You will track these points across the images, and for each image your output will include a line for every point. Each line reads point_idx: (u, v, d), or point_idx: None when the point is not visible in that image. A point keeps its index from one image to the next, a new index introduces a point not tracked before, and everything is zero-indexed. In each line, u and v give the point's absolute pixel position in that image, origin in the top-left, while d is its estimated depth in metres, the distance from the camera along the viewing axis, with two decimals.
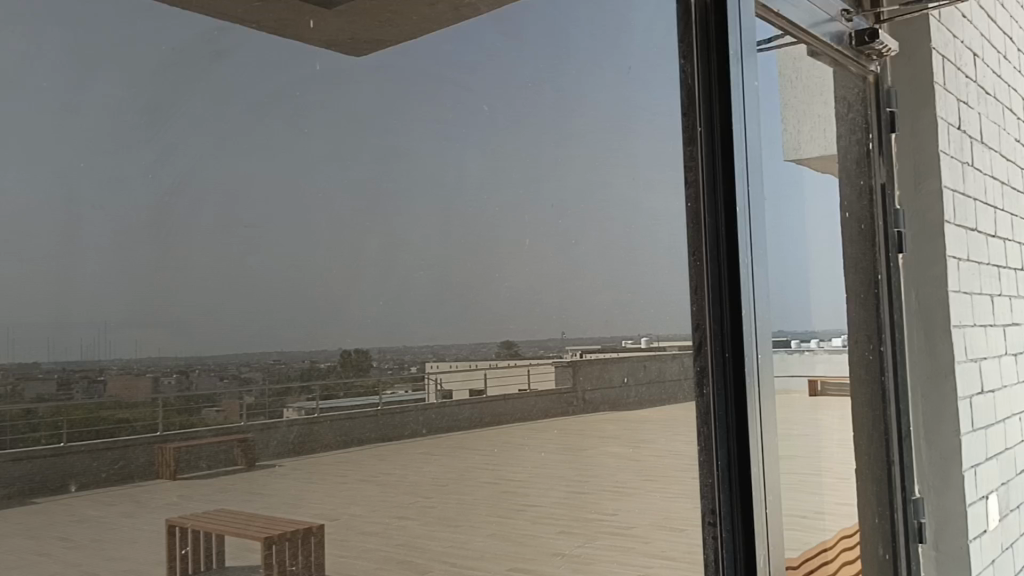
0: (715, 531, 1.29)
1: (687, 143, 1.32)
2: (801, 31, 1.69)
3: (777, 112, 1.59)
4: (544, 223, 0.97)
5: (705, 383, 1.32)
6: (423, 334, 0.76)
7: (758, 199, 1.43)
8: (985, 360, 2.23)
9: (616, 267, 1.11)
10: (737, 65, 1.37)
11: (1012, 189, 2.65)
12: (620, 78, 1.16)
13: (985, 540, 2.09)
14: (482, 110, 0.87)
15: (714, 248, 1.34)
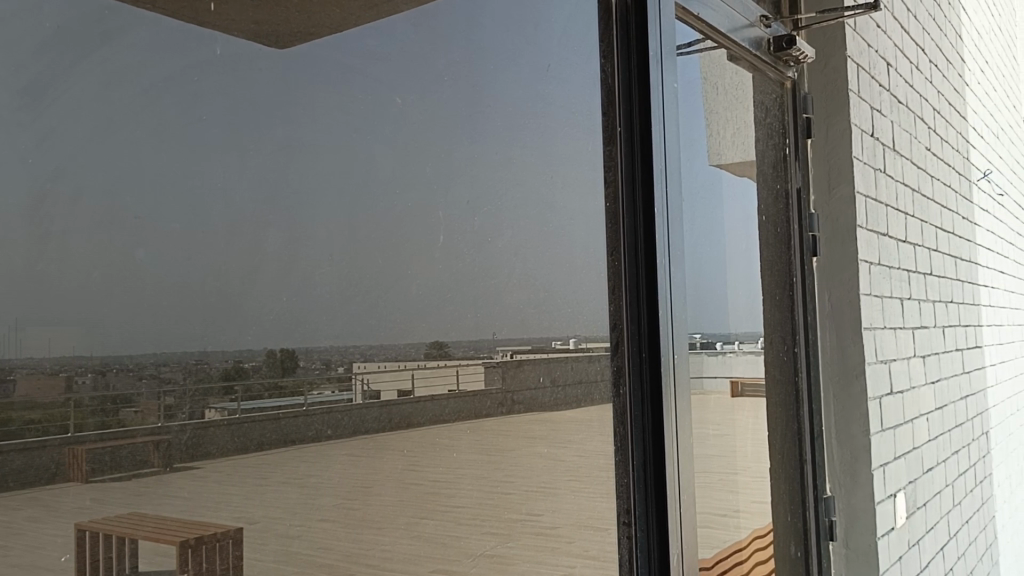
0: (630, 531, 1.31)
1: (607, 143, 1.32)
2: (721, 35, 1.73)
3: (700, 114, 1.63)
4: (455, 219, 0.96)
5: (622, 383, 1.32)
6: (327, 334, 0.75)
7: (675, 201, 1.46)
8: (894, 362, 2.35)
9: (532, 265, 1.11)
10: (654, 68, 1.39)
11: (922, 196, 2.79)
12: (538, 75, 1.15)
13: (891, 536, 2.19)
14: (392, 104, 0.86)
15: (632, 248, 1.35)
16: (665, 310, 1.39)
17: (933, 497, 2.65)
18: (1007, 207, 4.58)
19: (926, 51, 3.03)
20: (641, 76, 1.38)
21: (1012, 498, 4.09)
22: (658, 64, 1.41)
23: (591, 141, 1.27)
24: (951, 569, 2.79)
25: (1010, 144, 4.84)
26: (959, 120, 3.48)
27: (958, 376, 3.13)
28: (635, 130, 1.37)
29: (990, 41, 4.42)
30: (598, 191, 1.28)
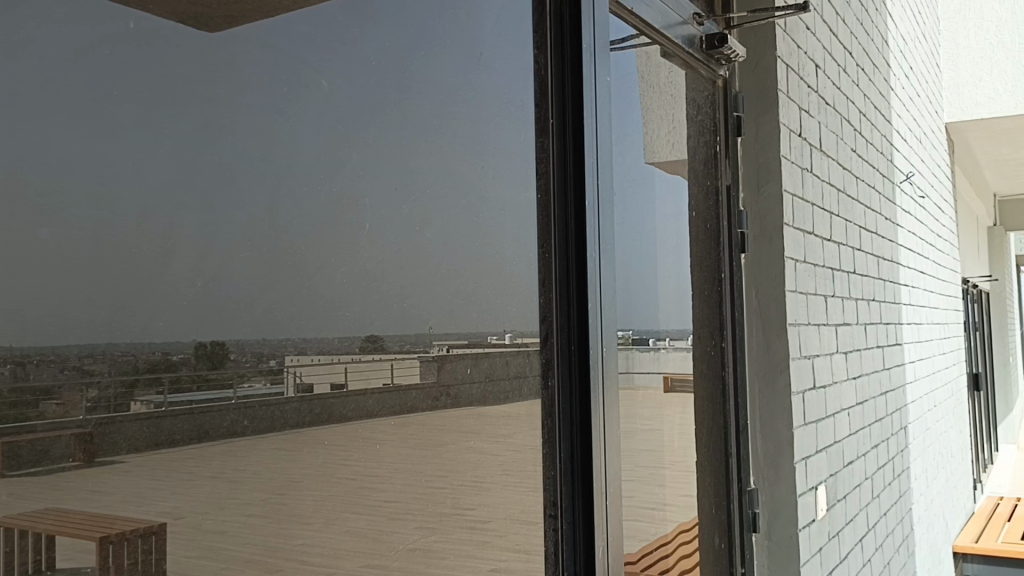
0: (556, 524, 1.30)
1: (540, 135, 1.32)
2: (656, 32, 1.74)
3: (635, 111, 1.65)
4: (383, 207, 0.95)
5: (550, 375, 1.32)
6: (246, 320, 0.73)
7: (606, 194, 1.47)
8: (817, 357, 2.42)
9: (461, 255, 1.10)
10: (586, 61, 1.40)
11: (847, 197, 2.87)
12: (470, 64, 1.15)
13: (812, 528, 2.25)
14: (319, 87, 0.85)
15: (563, 241, 1.35)
16: (594, 303, 1.39)
17: (853, 490, 2.72)
18: (928, 209, 4.74)
19: (853, 55, 3.11)
20: (574, 68, 1.39)
21: (928, 492, 4.24)
22: (592, 57, 1.42)
23: (523, 132, 1.27)
24: (869, 560, 2.87)
25: (932, 148, 5.00)
26: (884, 123, 3.59)
27: (879, 371, 3.23)
28: (567, 121, 1.37)
29: (915, 48, 4.56)
30: (529, 182, 1.28)
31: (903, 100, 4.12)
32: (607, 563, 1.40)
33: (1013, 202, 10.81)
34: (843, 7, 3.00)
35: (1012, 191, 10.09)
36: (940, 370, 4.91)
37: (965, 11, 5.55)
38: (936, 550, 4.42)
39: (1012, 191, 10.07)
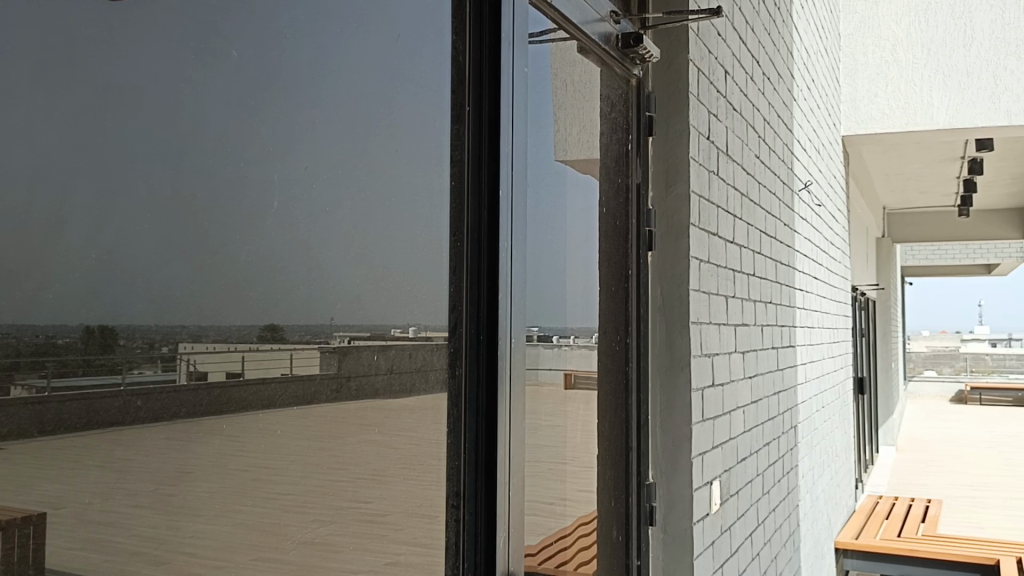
0: (458, 514, 1.30)
1: (455, 122, 1.31)
2: (573, 27, 1.76)
3: (551, 107, 1.67)
4: (293, 185, 0.93)
5: (458, 364, 1.32)
6: (139, 298, 0.72)
7: (521, 185, 1.48)
8: (716, 356, 2.49)
9: (371, 239, 1.09)
10: (504, 51, 1.40)
11: (749, 201, 2.96)
12: (386, 44, 1.13)
13: (705, 521, 2.32)
14: (227, 58, 0.83)
15: (475, 230, 1.35)
16: (505, 294, 1.40)
17: (745, 485, 2.82)
18: (823, 217, 4.94)
19: (760, 64, 3.22)
20: (491, 57, 1.38)
21: (814, 489, 4.42)
22: (510, 47, 1.42)
23: (437, 118, 1.26)
24: (757, 554, 2.97)
25: (829, 159, 5.21)
26: (786, 132, 3.72)
27: (773, 371, 3.34)
28: (484, 109, 1.37)
29: (816, 61, 4.74)
30: (441, 169, 1.27)
31: (804, 111, 4.28)
32: (507, 555, 1.41)
33: (900, 216, 11.39)
34: (752, 17, 3.09)
35: (901, 205, 10.62)
36: (828, 373, 5.12)
37: (864, 29, 5.80)
38: (820, 546, 4.61)
39: (900, 205, 10.58)
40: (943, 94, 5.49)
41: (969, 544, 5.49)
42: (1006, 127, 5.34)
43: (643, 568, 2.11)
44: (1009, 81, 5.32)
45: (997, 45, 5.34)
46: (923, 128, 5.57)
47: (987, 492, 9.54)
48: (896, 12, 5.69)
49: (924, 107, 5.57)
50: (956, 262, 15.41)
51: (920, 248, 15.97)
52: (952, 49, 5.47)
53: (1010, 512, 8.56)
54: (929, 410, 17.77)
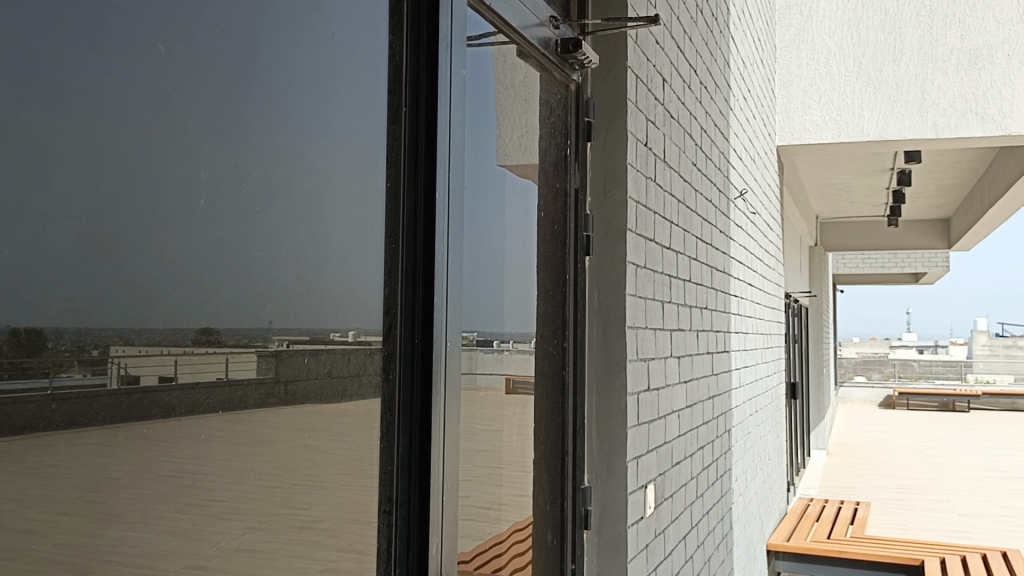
0: (390, 520, 1.29)
1: (392, 122, 1.30)
2: (512, 30, 1.76)
3: (492, 110, 1.67)
4: (223, 182, 0.92)
5: (392, 367, 1.30)
6: (56, 295, 0.72)
7: (457, 187, 1.47)
8: (651, 360, 2.52)
9: (304, 239, 1.07)
10: (441, 53, 1.40)
11: (685, 208, 3.00)
12: (321, 40, 1.12)
13: (639, 525, 2.34)
14: (154, 49, 0.83)
15: (412, 232, 1.34)
16: (439, 296, 1.39)
17: (678, 489, 2.85)
18: (758, 224, 5.04)
19: (696, 74, 3.27)
20: (429, 57, 1.38)
21: (746, 492, 4.49)
22: (448, 48, 1.42)
23: (374, 118, 1.25)
24: (690, 557, 3.01)
25: (764, 168, 5.32)
26: (722, 141, 3.79)
27: (708, 376, 3.39)
28: (420, 111, 1.36)
29: (752, 72, 4.85)
30: (377, 168, 1.26)
31: (740, 120, 4.36)
32: (439, 560, 1.40)
33: (834, 224, 11.80)
34: (688, 26, 3.14)
35: (832, 213, 10.89)
36: (762, 377, 5.23)
37: (798, 42, 5.93)
38: (751, 547, 4.69)
39: (832, 213, 10.86)
40: (872, 107, 5.65)
41: (894, 545, 5.65)
42: (932, 140, 5.53)
43: (576, 571, 2.12)
44: (935, 95, 5.50)
45: (925, 60, 5.52)
46: (853, 139, 5.72)
47: (913, 494, 9.83)
48: (829, 26, 5.84)
49: (854, 119, 5.72)
50: (885, 270, 15.87)
51: (850, 256, 16.42)
52: (883, 62, 5.64)
53: (934, 514, 8.83)
54: (861, 414, 18.23)
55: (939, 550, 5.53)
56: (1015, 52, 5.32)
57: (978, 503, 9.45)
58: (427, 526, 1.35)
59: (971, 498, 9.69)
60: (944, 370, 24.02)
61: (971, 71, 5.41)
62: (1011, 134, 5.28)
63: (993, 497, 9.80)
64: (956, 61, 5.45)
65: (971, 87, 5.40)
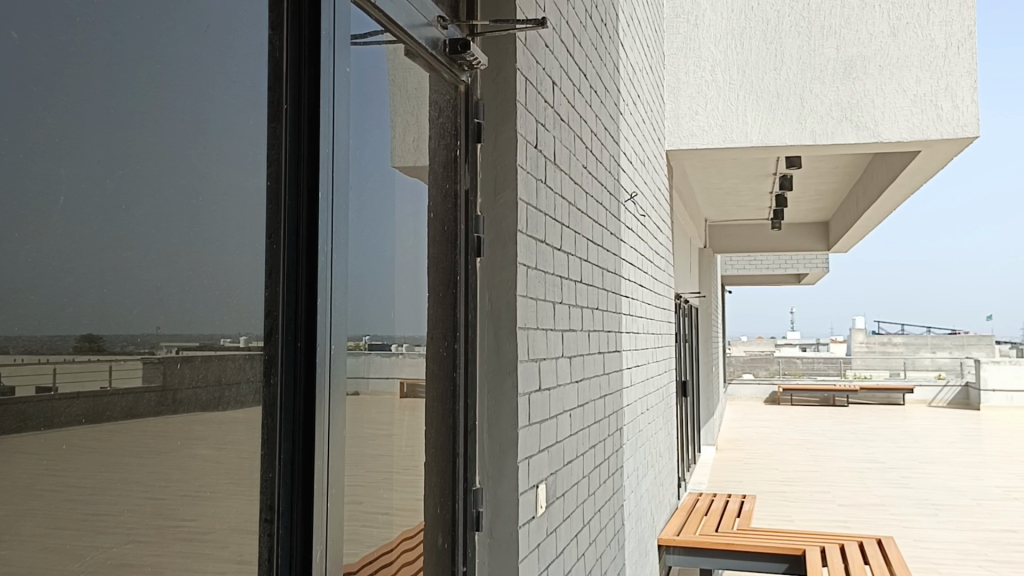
0: (271, 528, 1.25)
1: (271, 120, 1.27)
2: (399, 29, 1.75)
3: (381, 109, 1.66)
4: (84, 178, 0.90)
5: (273, 371, 1.27)
6: None
7: (341, 187, 1.45)
8: (543, 361, 2.54)
9: (178, 240, 1.04)
10: (323, 49, 1.37)
11: (577, 209, 3.05)
12: (197, 33, 1.09)
13: (531, 524, 2.35)
14: (8, 39, 0.81)
15: (293, 232, 1.31)
16: (322, 299, 1.36)
17: (571, 488, 2.88)
18: (648, 227, 5.16)
19: (587, 77, 3.33)
20: (310, 54, 1.35)
21: (638, 488, 4.59)
22: (330, 45, 1.40)
23: (254, 116, 1.22)
24: (583, 553, 3.06)
25: (653, 172, 5.45)
26: (613, 145, 3.87)
27: (599, 374, 3.45)
28: (302, 108, 1.33)
29: (642, 77, 4.96)
30: (256, 166, 1.23)
31: (630, 125, 4.46)
32: (324, 567, 1.37)
33: (722, 228, 12.21)
34: (578, 32, 3.19)
35: (720, 216, 11.27)
36: (653, 375, 5.35)
37: (686, 49, 6.11)
38: (643, 541, 4.80)
39: (719, 216, 11.22)
40: (755, 114, 5.86)
41: (779, 535, 5.87)
42: (811, 146, 5.78)
43: (467, 573, 2.12)
44: (814, 103, 5.75)
45: (804, 69, 5.78)
46: (738, 145, 5.92)
47: (795, 486, 10.25)
48: (714, 34, 6.03)
49: (739, 125, 5.93)
50: (770, 271, 16.50)
51: (738, 258, 17.00)
52: (765, 72, 5.87)
53: (816, 505, 9.22)
54: (749, 411, 18.89)
55: (820, 538, 5.78)
56: (886, 63, 5.62)
57: (856, 492, 9.93)
58: (310, 533, 1.31)
59: (850, 489, 10.17)
60: (825, 367, 25.12)
61: (846, 81, 5.69)
62: (883, 141, 5.57)
63: (869, 487, 10.31)
64: (833, 71, 5.72)
65: (846, 96, 5.68)
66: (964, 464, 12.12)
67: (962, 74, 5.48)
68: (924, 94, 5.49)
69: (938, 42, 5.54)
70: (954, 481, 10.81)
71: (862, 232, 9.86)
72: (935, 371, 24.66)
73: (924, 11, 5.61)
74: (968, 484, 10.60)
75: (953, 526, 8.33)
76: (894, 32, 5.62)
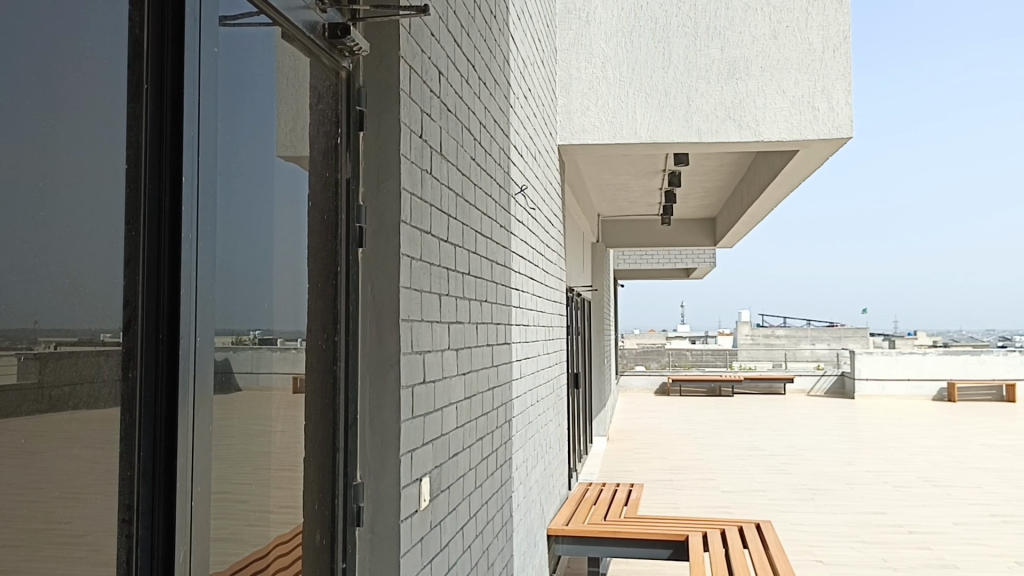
0: (130, 529, 1.21)
1: (130, 100, 1.22)
2: (276, 12, 1.71)
3: (256, 94, 1.62)
4: None
5: (133, 363, 1.22)
6: None
7: (209, 172, 1.40)
8: (427, 354, 2.53)
9: (30, 224, 1.01)
10: (188, 29, 1.33)
11: (464, 201, 3.05)
12: (49, 8, 1.05)
13: (413, 518, 2.35)
14: None
15: (154, 218, 1.26)
16: (187, 289, 1.32)
17: (457, 481, 2.89)
18: (538, 220, 5.19)
19: (475, 69, 3.33)
20: (174, 35, 1.31)
21: (527, 481, 4.63)
22: (195, 24, 1.36)
23: (113, 96, 1.18)
24: (468, 547, 3.07)
25: (545, 167, 5.52)
26: (502, 137, 3.89)
27: (487, 366, 3.46)
28: (165, 88, 1.29)
29: (533, 70, 5.00)
30: (114, 148, 1.18)
31: (520, 118, 4.49)
32: (187, 569, 1.33)
33: (614, 223, 12.45)
34: (466, 22, 3.19)
35: (612, 211, 11.51)
36: (543, 367, 5.41)
37: (577, 45, 6.16)
38: (532, 533, 4.84)
39: (611, 211, 11.46)
40: (644, 111, 6.00)
41: (664, 523, 6.04)
42: (697, 144, 5.95)
43: (347, 569, 2.10)
44: (700, 102, 5.92)
45: (690, 68, 5.94)
46: (627, 141, 6.06)
47: (681, 474, 10.59)
48: (606, 31, 6.13)
49: (628, 122, 6.07)
50: (660, 266, 16.94)
51: (630, 253, 17.38)
52: (653, 69, 6.00)
53: (700, 492, 9.55)
54: (641, 403, 19.34)
55: (703, 524, 5.97)
56: (768, 65, 5.84)
57: (738, 479, 10.33)
58: (173, 534, 1.28)
59: (732, 476, 10.56)
60: (714, 360, 25.96)
61: (730, 81, 5.88)
62: (764, 139, 5.80)
63: (750, 474, 10.73)
64: (717, 71, 5.91)
65: (730, 95, 5.88)
66: (839, 450, 12.73)
67: (838, 77, 5.77)
68: (802, 95, 5.77)
69: (815, 45, 5.81)
70: (830, 466, 11.35)
71: (745, 229, 10.26)
72: (815, 362, 25.75)
73: (803, 16, 5.87)
74: (842, 468, 11.14)
75: (827, 509, 8.75)
76: (774, 34, 5.85)
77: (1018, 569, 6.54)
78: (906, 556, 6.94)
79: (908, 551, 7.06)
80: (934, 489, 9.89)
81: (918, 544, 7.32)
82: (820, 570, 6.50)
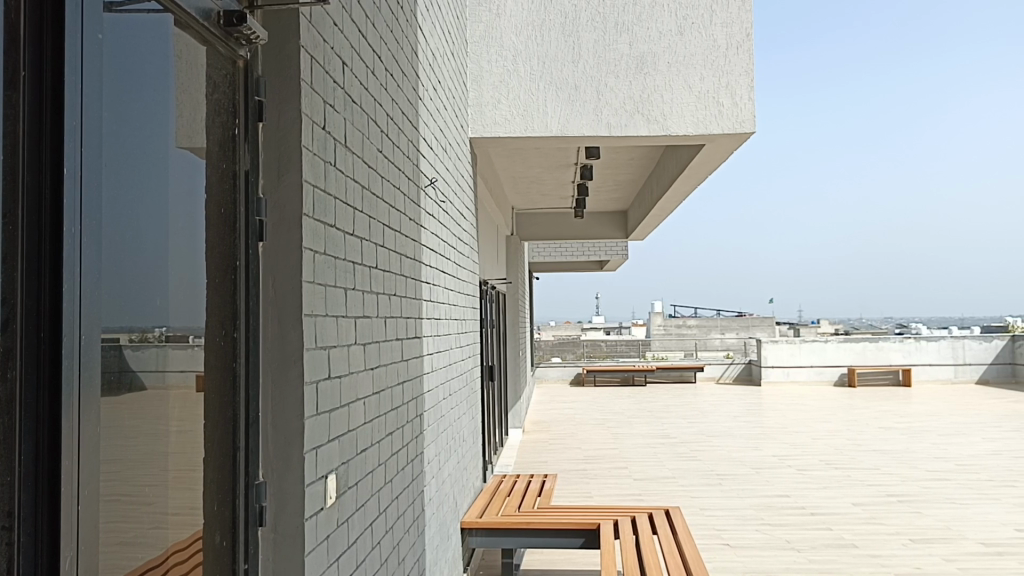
0: (12, 536, 1.16)
1: (6, 88, 1.17)
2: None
3: (146, 84, 1.57)
4: None
5: (12, 364, 1.17)
6: None
7: (94, 163, 1.35)
8: (333, 349, 2.50)
9: None
10: (69, 14, 1.28)
11: (371, 194, 3.02)
12: None
13: (318, 516, 2.31)
14: None
15: (35, 213, 1.21)
16: (70, 285, 1.27)
17: (365, 476, 2.87)
18: (449, 212, 5.17)
19: (382, 61, 3.30)
20: (55, 20, 1.26)
21: (438, 475, 4.62)
22: (77, 9, 1.31)
23: None
24: (377, 544, 3.04)
25: (455, 159, 5.48)
26: (410, 130, 3.86)
27: (396, 361, 3.44)
28: (45, 77, 1.23)
29: (442, 62, 4.98)
30: None
31: (429, 110, 4.45)
32: None
33: (526, 215, 12.46)
34: (371, 13, 3.14)
35: (525, 205, 11.55)
36: (455, 362, 5.39)
37: (488, 37, 6.13)
38: (444, 528, 4.83)
39: (525, 204, 11.51)
40: (555, 105, 6.03)
41: (576, 511, 6.12)
42: (606, 138, 6.03)
43: (250, 570, 2.07)
44: (609, 97, 6.00)
45: (599, 62, 6.01)
46: (539, 134, 6.07)
47: (595, 463, 10.73)
48: (514, 24, 6.12)
49: (539, 115, 6.07)
50: (573, 258, 17.10)
51: (544, 247, 17.49)
52: (563, 63, 6.04)
53: (613, 480, 9.71)
54: (556, 394, 19.51)
55: (613, 512, 6.08)
56: (674, 60, 5.97)
57: (649, 467, 10.53)
58: (58, 540, 1.23)
59: (643, 464, 10.77)
60: (627, 350, 26.39)
61: (638, 76, 5.99)
62: (672, 134, 5.95)
63: (661, 462, 10.96)
64: (626, 65, 6.00)
65: (638, 90, 5.99)
66: (745, 437, 13.12)
67: (741, 73, 5.94)
68: (707, 91, 5.94)
69: (719, 42, 5.97)
70: (738, 452, 11.69)
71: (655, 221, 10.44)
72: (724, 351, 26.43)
73: (707, 12, 6.02)
74: (749, 455, 11.48)
75: (734, 494, 9.01)
76: (680, 30, 5.99)
77: (912, 546, 6.86)
78: (807, 536, 7.21)
79: (810, 532, 7.34)
80: (834, 471, 10.30)
81: (819, 524, 7.61)
82: (726, 553, 6.70)
